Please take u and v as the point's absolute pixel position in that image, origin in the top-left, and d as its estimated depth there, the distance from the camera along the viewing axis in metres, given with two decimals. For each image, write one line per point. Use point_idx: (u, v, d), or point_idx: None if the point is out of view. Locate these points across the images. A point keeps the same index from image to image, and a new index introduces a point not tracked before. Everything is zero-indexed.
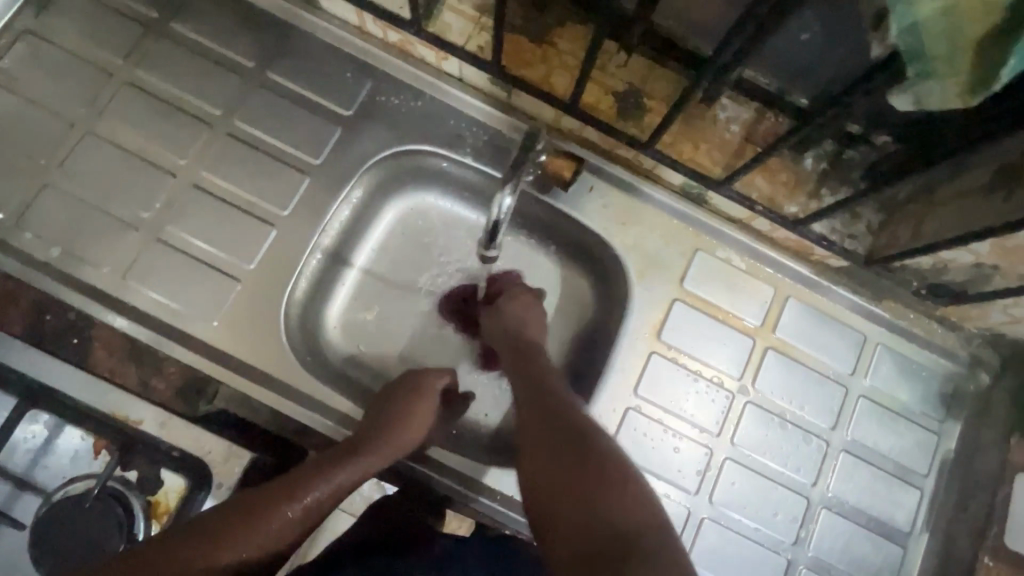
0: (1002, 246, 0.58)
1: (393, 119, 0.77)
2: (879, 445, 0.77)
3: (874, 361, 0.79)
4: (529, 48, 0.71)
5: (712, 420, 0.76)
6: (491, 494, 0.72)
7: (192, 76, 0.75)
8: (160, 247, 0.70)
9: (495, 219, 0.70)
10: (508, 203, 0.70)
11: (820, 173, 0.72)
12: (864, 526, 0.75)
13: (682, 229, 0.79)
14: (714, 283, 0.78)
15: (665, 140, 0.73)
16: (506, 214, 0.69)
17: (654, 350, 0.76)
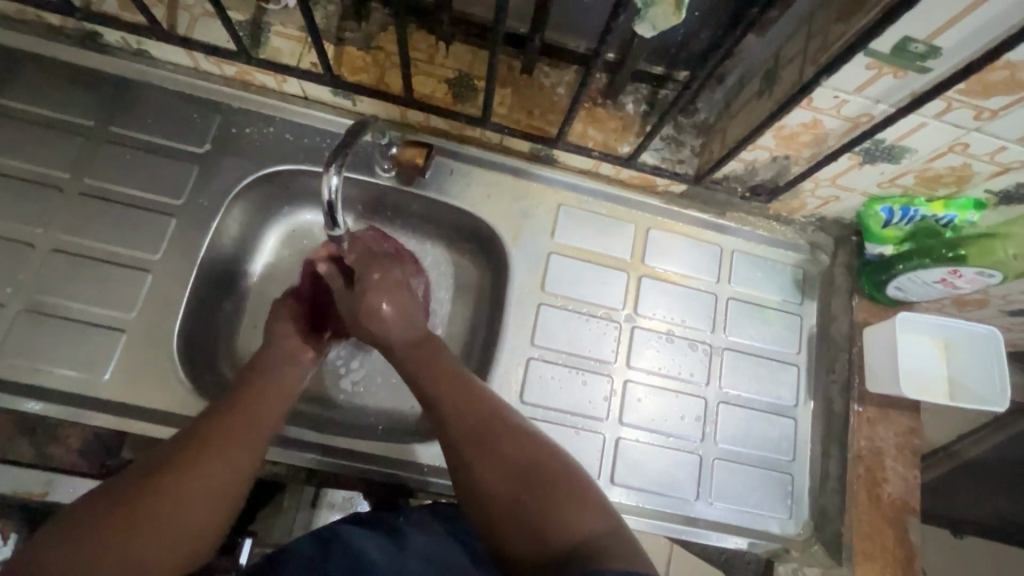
0: (783, 137, 0.69)
1: (248, 148, 0.80)
2: (755, 337, 0.87)
3: (734, 267, 0.89)
4: (358, 55, 0.77)
5: (608, 351, 0.83)
6: (420, 469, 0.77)
7: (33, 146, 0.75)
8: (31, 318, 0.70)
9: (329, 201, 0.67)
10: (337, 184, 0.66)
11: (642, 114, 0.81)
12: (758, 409, 0.84)
13: (542, 190, 0.86)
14: (581, 231, 0.86)
15: (501, 112, 0.79)
16: (334, 195, 0.65)
17: (542, 302, 0.83)
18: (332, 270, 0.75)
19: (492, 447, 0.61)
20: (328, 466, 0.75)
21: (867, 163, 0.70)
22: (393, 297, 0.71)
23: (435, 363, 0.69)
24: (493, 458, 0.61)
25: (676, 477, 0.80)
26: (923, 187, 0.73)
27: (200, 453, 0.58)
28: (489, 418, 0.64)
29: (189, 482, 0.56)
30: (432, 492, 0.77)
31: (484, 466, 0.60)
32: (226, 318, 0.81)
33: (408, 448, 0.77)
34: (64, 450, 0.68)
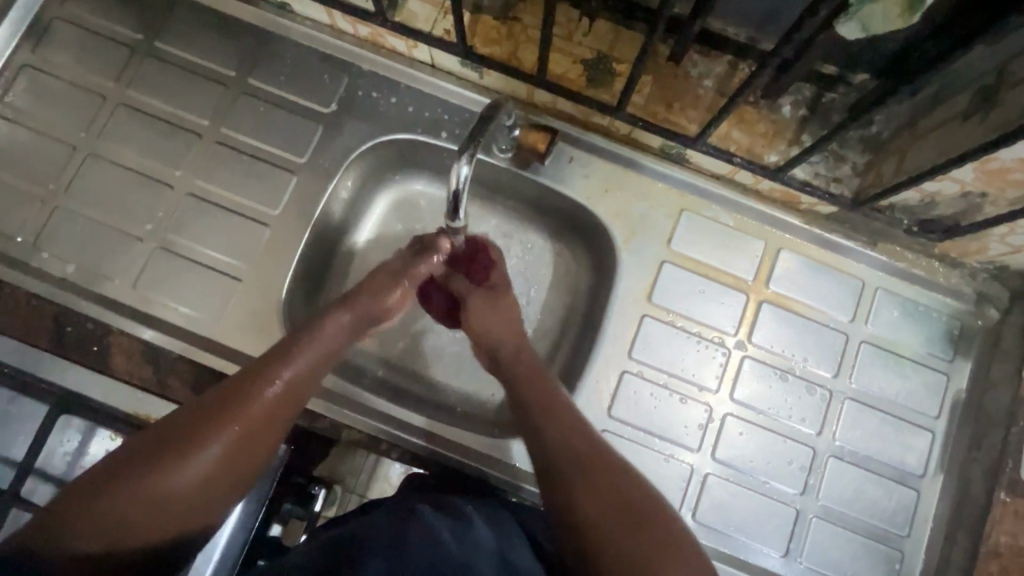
0: (987, 171, 0.57)
1: (371, 113, 0.79)
2: (886, 391, 0.76)
3: (874, 307, 0.77)
4: (493, 26, 0.72)
5: (712, 377, 0.76)
6: (495, 464, 0.75)
7: (180, 91, 0.79)
8: (164, 256, 0.75)
9: (455, 190, 0.64)
10: (467, 173, 0.64)
11: (799, 119, 0.71)
12: (874, 472, 0.74)
13: (666, 191, 0.79)
14: (702, 242, 0.78)
15: (636, 102, 0.72)
16: (464, 185, 0.63)
17: (646, 313, 0.76)
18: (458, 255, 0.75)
19: (598, 489, 0.57)
20: (401, 440, 0.75)
21: None
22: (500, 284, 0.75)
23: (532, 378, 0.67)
24: (596, 492, 0.56)
25: (765, 526, 0.73)
26: None
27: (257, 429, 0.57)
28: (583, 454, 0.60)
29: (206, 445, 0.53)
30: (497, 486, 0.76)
31: (579, 488, 0.57)
32: (332, 278, 0.83)
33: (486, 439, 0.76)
34: (178, 383, 0.72)
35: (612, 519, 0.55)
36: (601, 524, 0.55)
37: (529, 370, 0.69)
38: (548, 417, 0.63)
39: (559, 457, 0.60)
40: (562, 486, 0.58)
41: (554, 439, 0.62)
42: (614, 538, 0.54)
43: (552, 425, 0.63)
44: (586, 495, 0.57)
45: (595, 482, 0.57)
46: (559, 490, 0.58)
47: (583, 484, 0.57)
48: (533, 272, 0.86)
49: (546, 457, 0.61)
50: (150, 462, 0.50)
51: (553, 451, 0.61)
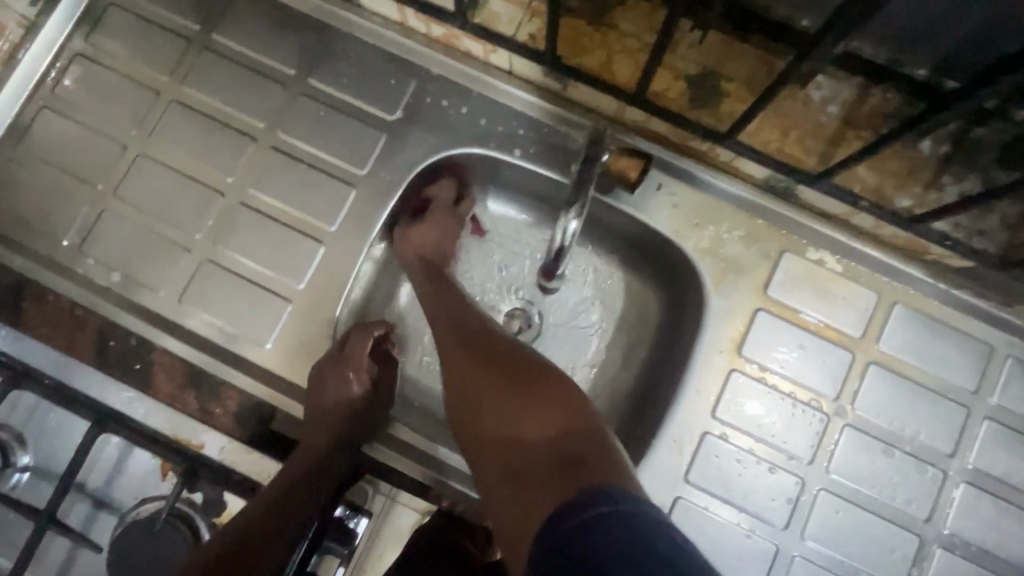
0: None
1: (439, 123, 0.72)
2: (1010, 476, 0.66)
3: (1002, 379, 0.67)
4: (583, 32, 0.62)
5: (805, 446, 0.67)
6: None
7: (235, 88, 0.73)
8: (212, 269, 0.70)
9: (559, 244, 0.61)
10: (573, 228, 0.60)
11: (939, 159, 0.59)
12: (990, 569, 0.65)
13: (765, 228, 0.69)
14: (804, 290, 0.69)
15: (748, 128, 0.63)
16: (570, 244, 0.60)
17: (734, 367, 0.68)
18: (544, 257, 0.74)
19: (517, 384, 0.55)
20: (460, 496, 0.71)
21: None
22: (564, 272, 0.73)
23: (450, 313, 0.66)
24: (501, 427, 0.53)
25: None
26: None
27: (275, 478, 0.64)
28: (491, 379, 0.57)
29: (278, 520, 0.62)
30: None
31: (485, 421, 0.55)
32: (385, 300, 0.77)
33: None
34: (220, 409, 0.67)
35: (507, 404, 0.54)
36: (487, 418, 0.55)
37: (462, 306, 0.67)
38: (461, 349, 0.62)
39: (459, 353, 0.61)
40: (463, 391, 0.58)
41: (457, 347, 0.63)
42: (489, 427, 0.54)
43: (452, 371, 0.61)
44: (491, 409, 0.55)
45: (501, 397, 0.55)
46: (456, 386, 0.59)
47: (476, 417, 0.55)
48: (604, 306, 0.77)
49: (448, 350, 0.63)
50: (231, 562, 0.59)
51: (458, 353, 0.62)
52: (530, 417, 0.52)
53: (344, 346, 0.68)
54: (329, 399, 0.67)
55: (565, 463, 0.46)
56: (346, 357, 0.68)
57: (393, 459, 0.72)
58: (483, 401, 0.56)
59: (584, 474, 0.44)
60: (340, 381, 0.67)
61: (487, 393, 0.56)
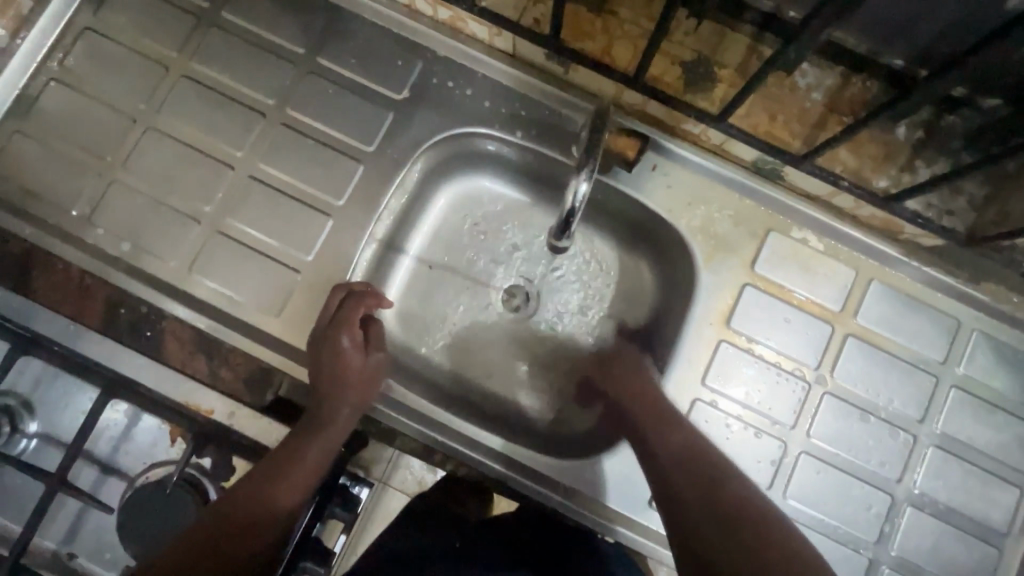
0: None
1: (445, 103, 0.74)
2: (975, 441, 0.71)
3: (969, 350, 0.72)
4: (586, 19, 0.67)
5: (787, 412, 0.71)
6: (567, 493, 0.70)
7: (244, 65, 0.74)
8: (222, 240, 0.71)
9: (570, 208, 0.62)
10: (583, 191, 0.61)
11: (915, 143, 0.65)
12: (956, 526, 0.70)
13: (753, 208, 0.74)
14: (788, 267, 0.73)
15: (739, 112, 0.67)
16: (581, 206, 0.61)
17: (723, 338, 0.72)
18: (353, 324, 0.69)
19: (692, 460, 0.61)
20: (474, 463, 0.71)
21: None
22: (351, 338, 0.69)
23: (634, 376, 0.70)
24: (704, 505, 0.58)
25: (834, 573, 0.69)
26: None
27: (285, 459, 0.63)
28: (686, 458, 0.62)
29: (265, 510, 0.61)
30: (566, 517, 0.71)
31: (687, 491, 0.60)
32: (389, 274, 0.79)
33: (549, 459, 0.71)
34: (229, 375, 0.69)
35: (700, 482, 0.60)
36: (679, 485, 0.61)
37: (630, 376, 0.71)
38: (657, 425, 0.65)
39: (652, 418, 0.66)
40: (643, 434, 0.65)
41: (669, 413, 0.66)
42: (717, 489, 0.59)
43: (621, 386, 0.70)
44: (697, 478, 0.60)
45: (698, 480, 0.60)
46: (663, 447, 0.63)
47: (697, 486, 0.60)
48: (599, 283, 0.82)
49: (642, 423, 0.66)
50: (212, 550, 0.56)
51: (654, 409, 0.66)
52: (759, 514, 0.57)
53: (331, 311, 0.69)
54: (323, 366, 0.67)
55: (726, 521, 0.56)
56: (337, 323, 0.68)
57: (388, 418, 0.71)
58: (691, 479, 0.60)
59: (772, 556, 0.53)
60: (337, 349, 0.67)
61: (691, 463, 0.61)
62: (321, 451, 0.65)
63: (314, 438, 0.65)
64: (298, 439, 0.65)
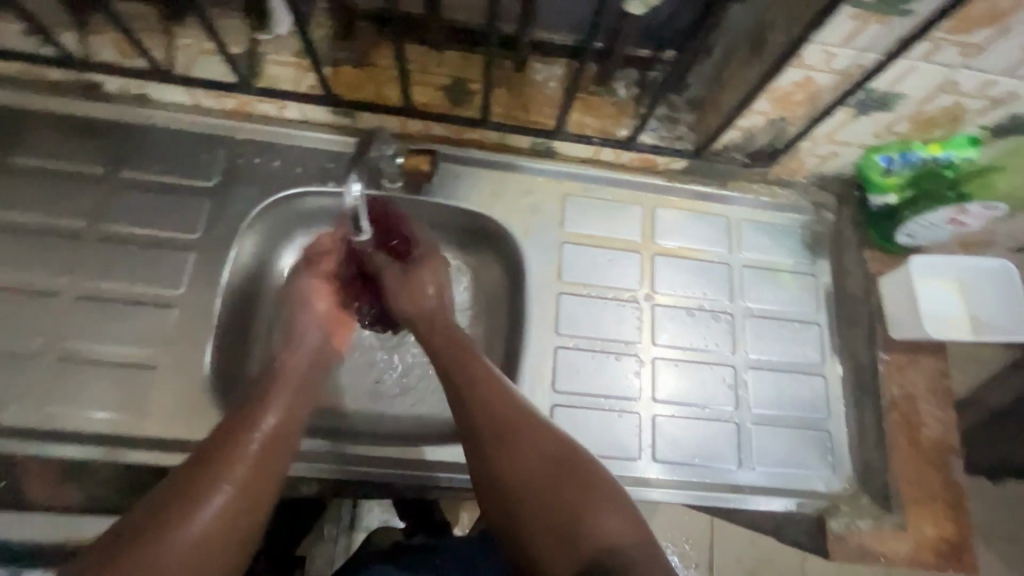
0: (778, 98, 0.70)
1: (257, 177, 0.82)
2: (776, 302, 0.88)
3: (743, 236, 0.91)
4: (353, 73, 0.79)
5: (632, 331, 0.84)
6: (462, 468, 0.77)
7: (46, 198, 0.77)
8: (64, 366, 0.71)
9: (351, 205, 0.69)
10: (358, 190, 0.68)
11: (635, 97, 0.84)
12: (789, 371, 0.85)
13: (546, 182, 0.88)
14: (589, 219, 0.88)
15: (501, 111, 0.82)
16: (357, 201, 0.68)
17: (562, 291, 0.84)
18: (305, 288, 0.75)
19: (500, 427, 0.62)
20: (349, 475, 0.75)
21: (862, 114, 0.72)
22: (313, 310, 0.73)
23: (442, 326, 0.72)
24: (525, 456, 0.60)
25: (716, 448, 0.81)
26: (919, 131, 0.74)
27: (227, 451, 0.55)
28: (509, 424, 0.62)
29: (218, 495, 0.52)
30: (453, 489, 0.77)
31: (490, 446, 0.61)
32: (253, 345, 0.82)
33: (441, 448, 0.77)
34: None
35: (497, 454, 0.61)
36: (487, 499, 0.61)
37: (450, 337, 0.70)
38: (455, 366, 0.67)
39: (462, 369, 0.66)
40: (458, 393, 0.65)
41: (483, 400, 0.64)
42: (521, 461, 0.60)
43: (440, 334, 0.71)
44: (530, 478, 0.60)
45: (520, 443, 0.61)
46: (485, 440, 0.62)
47: (511, 453, 0.60)
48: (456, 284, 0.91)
49: (451, 365, 0.67)
50: (146, 538, 0.48)
51: (460, 364, 0.67)
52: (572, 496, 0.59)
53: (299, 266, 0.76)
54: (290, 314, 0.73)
55: (557, 476, 0.59)
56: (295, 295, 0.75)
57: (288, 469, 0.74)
58: (503, 430, 0.62)
59: (585, 501, 0.58)
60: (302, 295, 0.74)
61: (509, 455, 0.60)
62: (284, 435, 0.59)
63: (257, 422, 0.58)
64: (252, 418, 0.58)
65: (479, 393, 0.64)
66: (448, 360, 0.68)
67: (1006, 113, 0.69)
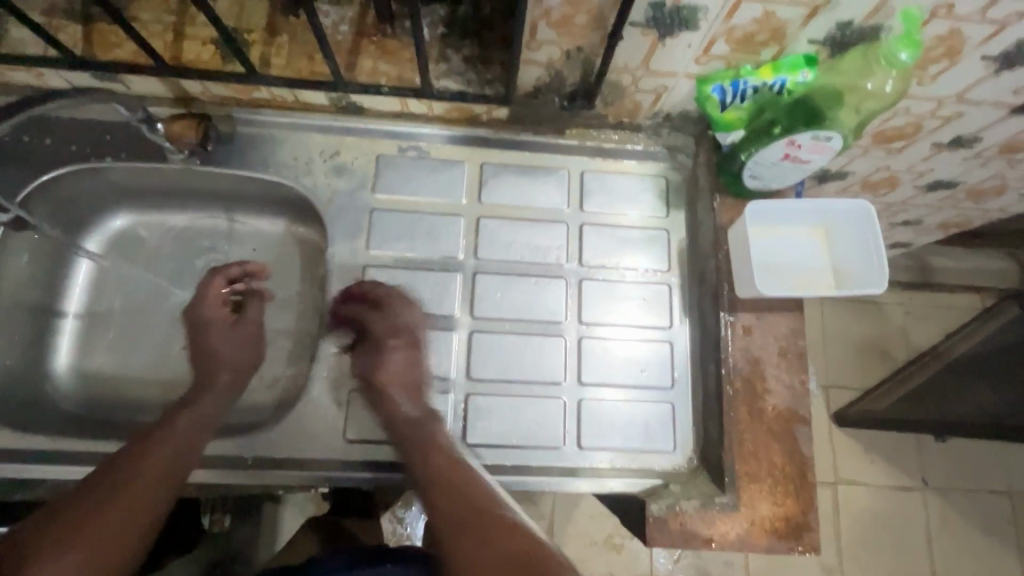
0: (557, 24, 0.59)
1: (21, 157, 0.74)
2: (621, 261, 0.79)
3: (584, 190, 0.80)
4: (108, 30, 0.70)
5: (451, 304, 0.76)
6: (242, 464, 0.69)
7: None
8: None
9: None
10: None
11: (439, 37, 0.73)
12: (628, 338, 0.76)
13: (355, 142, 0.79)
14: (405, 181, 0.78)
15: (280, 63, 0.72)
16: None
17: (369, 264, 0.76)
18: (219, 288, 0.76)
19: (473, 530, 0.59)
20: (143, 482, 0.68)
21: (666, 36, 0.60)
22: (234, 337, 0.75)
23: (434, 447, 0.66)
24: (487, 553, 0.58)
25: (540, 427, 0.73)
26: (743, 52, 0.63)
27: (135, 459, 0.61)
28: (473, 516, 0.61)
29: (101, 511, 0.56)
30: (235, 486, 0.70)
31: (452, 533, 0.60)
32: (51, 339, 0.78)
33: (220, 443, 0.69)
34: None
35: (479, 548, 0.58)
36: (409, 441, 0.67)
37: (443, 464, 0.65)
38: (438, 492, 0.63)
39: (438, 474, 0.64)
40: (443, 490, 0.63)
41: (456, 488, 0.63)
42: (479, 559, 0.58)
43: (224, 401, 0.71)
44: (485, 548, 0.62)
45: (476, 541, 0.59)
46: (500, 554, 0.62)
47: (478, 536, 0.59)
48: (278, 263, 0.85)
49: (415, 447, 0.66)
50: (57, 536, 0.54)
51: (448, 496, 0.62)
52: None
53: (201, 293, 0.75)
54: (198, 361, 0.73)
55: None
56: (205, 310, 0.75)
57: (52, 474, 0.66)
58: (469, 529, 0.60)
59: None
60: (200, 332, 0.74)
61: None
62: (167, 458, 0.62)
63: (167, 435, 0.63)
64: (147, 439, 0.63)
65: (444, 495, 0.62)
66: (432, 475, 0.64)
67: (831, 22, 0.58)
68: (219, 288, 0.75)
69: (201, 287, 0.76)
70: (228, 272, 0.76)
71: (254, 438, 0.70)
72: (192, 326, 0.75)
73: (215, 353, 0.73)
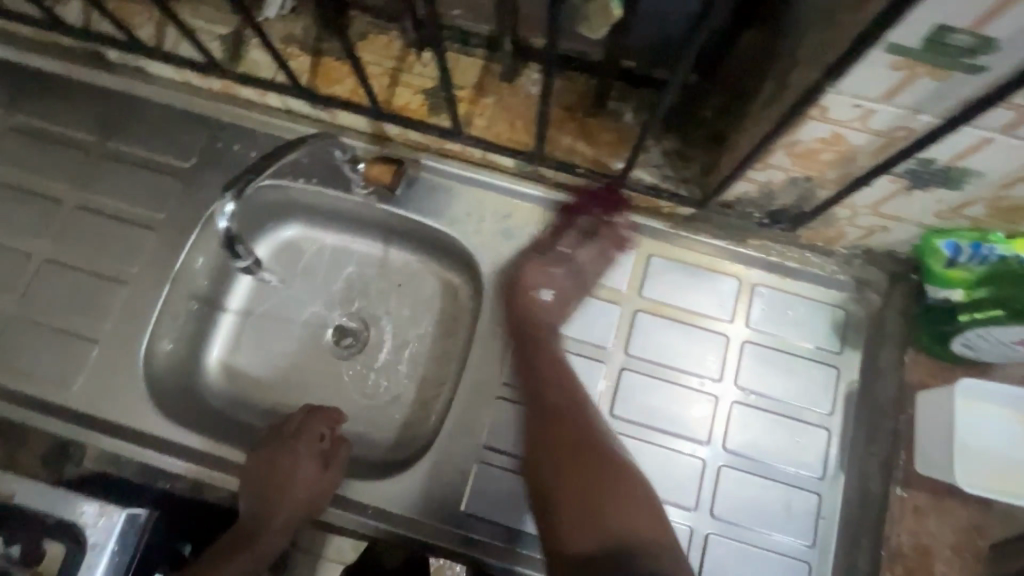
0: (798, 154, 0.55)
1: (227, 165, 0.78)
2: (779, 391, 0.72)
3: (752, 304, 0.74)
4: (333, 65, 0.74)
5: (591, 395, 0.73)
6: (361, 508, 0.71)
7: (36, 154, 0.79)
8: (22, 326, 0.74)
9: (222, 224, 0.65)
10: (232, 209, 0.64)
11: (642, 124, 0.71)
12: (768, 477, 0.70)
13: (529, 209, 0.78)
14: (571, 257, 0.76)
15: (482, 123, 0.73)
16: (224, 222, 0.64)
17: (518, 335, 0.74)
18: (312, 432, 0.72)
19: (582, 461, 0.66)
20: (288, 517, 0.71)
21: (917, 188, 0.55)
22: (313, 478, 0.70)
23: (545, 352, 0.72)
24: (552, 466, 0.66)
25: None
26: (999, 219, 0.56)
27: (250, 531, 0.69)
28: (564, 442, 0.67)
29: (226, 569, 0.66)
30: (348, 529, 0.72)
31: (551, 455, 0.66)
32: (208, 332, 0.81)
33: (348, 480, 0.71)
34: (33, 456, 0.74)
35: (573, 493, 0.64)
36: (523, 340, 0.73)
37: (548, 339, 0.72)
38: (550, 405, 0.69)
39: (540, 382, 0.71)
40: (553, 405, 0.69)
41: (556, 388, 0.70)
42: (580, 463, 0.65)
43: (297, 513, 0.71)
44: (561, 431, 0.68)
45: (578, 467, 0.66)
46: (533, 473, 0.67)
47: (566, 449, 0.66)
48: (417, 302, 0.84)
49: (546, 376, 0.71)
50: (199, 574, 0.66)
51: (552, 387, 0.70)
52: (629, 496, 0.64)
53: (300, 431, 0.72)
54: (271, 484, 0.70)
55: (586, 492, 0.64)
56: (293, 441, 0.72)
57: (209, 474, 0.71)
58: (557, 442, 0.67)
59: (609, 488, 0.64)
60: (288, 471, 0.70)
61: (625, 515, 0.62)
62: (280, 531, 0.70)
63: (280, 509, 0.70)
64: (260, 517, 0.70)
65: (548, 390, 0.70)
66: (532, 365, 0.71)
67: None
68: (302, 435, 0.72)
69: (297, 418, 0.73)
70: (316, 423, 0.73)
71: (378, 485, 0.71)
72: (276, 447, 0.72)
73: (304, 484, 0.70)
